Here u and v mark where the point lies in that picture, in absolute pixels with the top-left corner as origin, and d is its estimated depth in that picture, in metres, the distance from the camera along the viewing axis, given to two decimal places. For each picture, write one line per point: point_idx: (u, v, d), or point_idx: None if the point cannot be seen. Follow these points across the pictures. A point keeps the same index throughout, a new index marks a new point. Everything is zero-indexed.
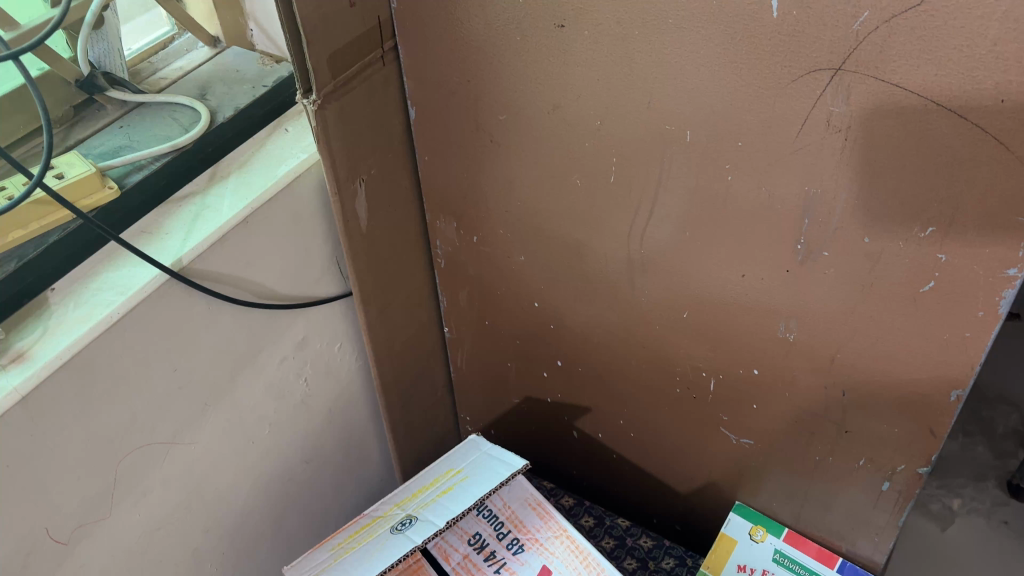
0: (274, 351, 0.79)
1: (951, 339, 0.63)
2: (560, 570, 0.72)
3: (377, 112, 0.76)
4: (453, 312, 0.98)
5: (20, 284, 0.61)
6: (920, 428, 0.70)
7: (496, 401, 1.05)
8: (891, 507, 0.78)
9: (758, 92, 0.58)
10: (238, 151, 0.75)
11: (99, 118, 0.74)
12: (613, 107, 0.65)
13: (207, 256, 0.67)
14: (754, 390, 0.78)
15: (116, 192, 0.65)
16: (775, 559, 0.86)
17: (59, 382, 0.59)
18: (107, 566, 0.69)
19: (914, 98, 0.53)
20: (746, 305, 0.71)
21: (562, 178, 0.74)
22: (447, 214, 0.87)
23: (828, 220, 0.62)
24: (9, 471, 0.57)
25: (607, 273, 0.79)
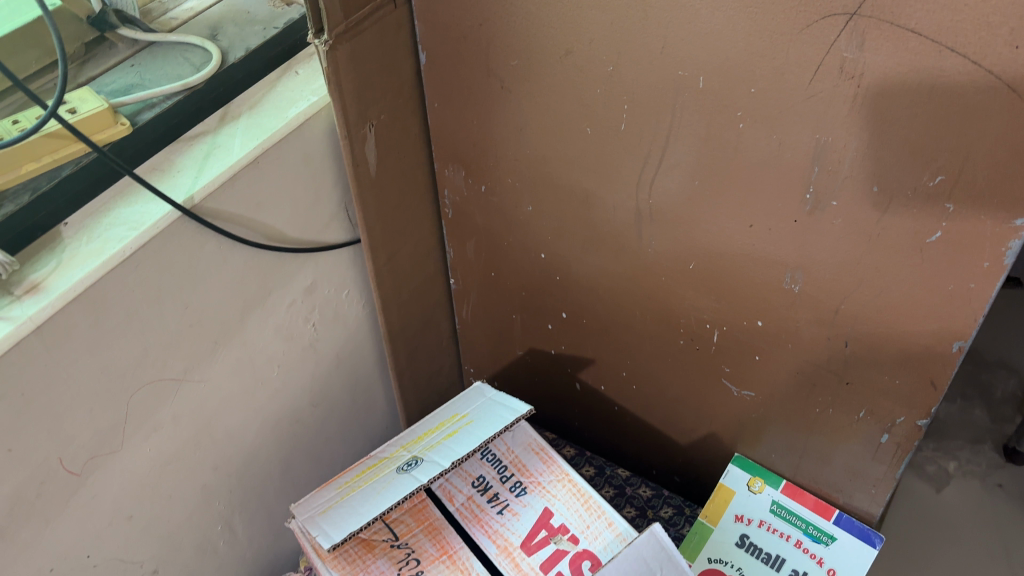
0: (283, 294, 0.80)
1: (956, 290, 0.63)
2: (562, 512, 0.74)
3: (388, 56, 0.75)
4: (460, 263, 0.99)
5: (34, 218, 0.61)
6: (920, 379, 0.71)
7: (500, 353, 1.06)
8: (889, 460, 0.80)
9: (772, 36, 0.57)
10: (249, 92, 0.75)
11: (110, 56, 0.74)
12: (626, 52, 0.65)
13: (218, 194, 0.67)
14: (757, 342, 0.79)
15: (127, 128, 0.65)
16: (772, 510, 0.88)
17: (73, 313, 0.60)
18: (118, 498, 0.70)
19: (929, 44, 0.53)
20: (753, 256, 0.72)
21: (573, 126, 0.74)
22: (455, 163, 0.87)
23: (838, 168, 0.62)
24: (24, 399, 0.59)
25: (615, 224, 0.79)
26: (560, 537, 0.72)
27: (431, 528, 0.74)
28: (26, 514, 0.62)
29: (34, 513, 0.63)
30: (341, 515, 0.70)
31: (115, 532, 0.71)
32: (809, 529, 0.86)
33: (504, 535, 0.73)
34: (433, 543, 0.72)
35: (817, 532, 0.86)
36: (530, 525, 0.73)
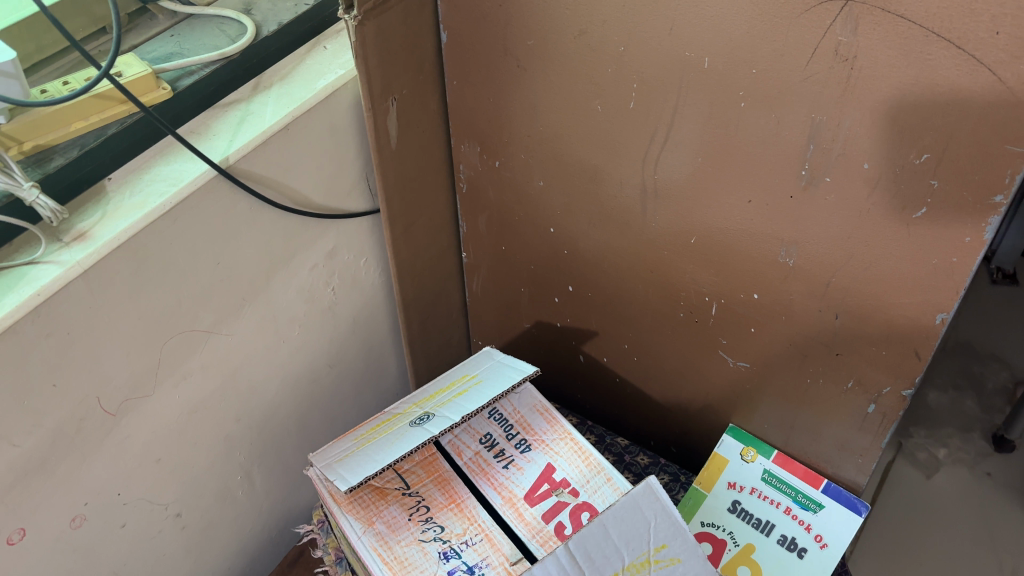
0: (304, 257, 0.85)
1: (940, 264, 0.67)
2: (563, 468, 0.78)
3: (412, 34, 0.80)
4: (472, 237, 1.03)
5: (82, 171, 0.66)
6: (906, 350, 0.75)
7: (508, 325, 1.11)
8: (875, 429, 0.84)
9: (773, 20, 0.62)
10: (280, 65, 0.80)
11: (151, 27, 0.80)
12: (637, 34, 0.70)
13: (251, 157, 0.72)
14: (753, 314, 0.83)
15: (168, 93, 0.70)
16: (763, 478, 0.92)
17: (117, 260, 0.64)
18: (149, 439, 0.75)
19: (917, 29, 0.57)
20: (750, 231, 0.76)
21: (584, 104, 0.78)
22: (471, 139, 0.91)
23: (831, 146, 0.66)
24: (70, 338, 0.63)
25: (621, 199, 0.84)
26: (562, 490, 0.77)
27: (441, 479, 0.78)
28: (67, 448, 0.67)
29: (74, 448, 0.68)
30: (357, 462, 0.74)
31: (145, 473, 0.76)
32: (798, 497, 0.90)
33: (509, 487, 0.77)
34: (442, 492, 0.77)
35: (806, 500, 0.90)
36: (534, 478, 0.78)
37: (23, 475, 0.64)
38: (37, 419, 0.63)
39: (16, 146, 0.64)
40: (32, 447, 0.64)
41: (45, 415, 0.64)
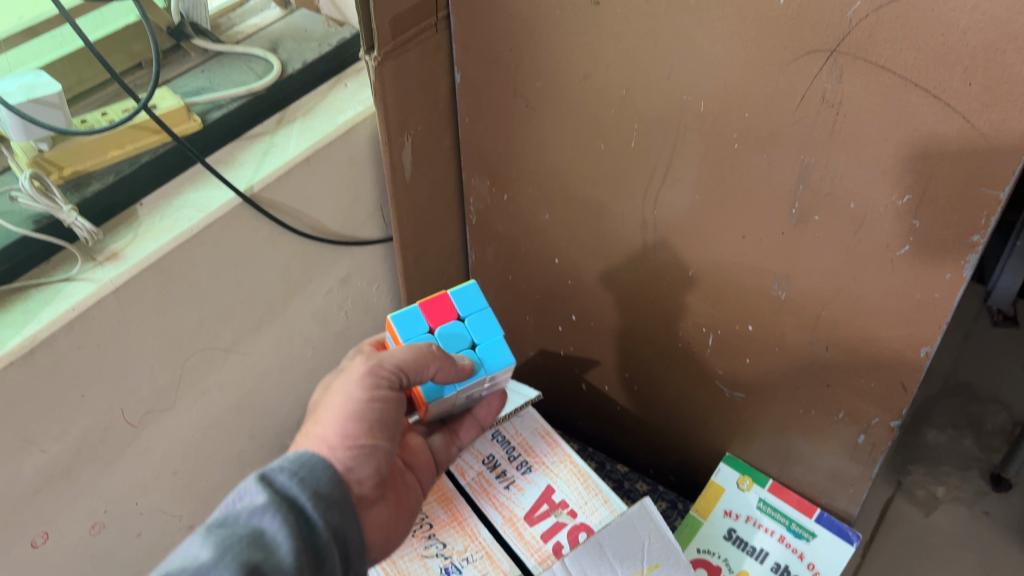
0: (320, 282, 0.90)
1: (923, 299, 0.71)
2: (563, 490, 0.81)
3: (427, 74, 0.85)
4: (480, 266, 1.08)
5: (116, 196, 0.71)
6: (893, 382, 0.78)
7: (513, 353, 1.15)
8: (865, 459, 0.87)
9: (764, 68, 0.66)
10: (303, 101, 0.85)
11: (183, 62, 0.86)
12: (638, 78, 0.74)
13: (274, 187, 0.77)
14: (748, 345, 0.87)
15: (199, 124, 0.76)
16: (758, 507, 0.94)
17: (146, 280, 0.69)
18: (167, 451, 0.79)
19: (897, 79, 0.61)
20: (744, 265, 0.80)
21: (588, 142, 0.83)
22: (481, 173, 0.96)
23: (820, 185, 0.70)
24: (100, 350, 0.67)
25: (623, 233, 0.88)
26: (561, 511, 0.80)
27: (444, 497, 0.81)
28: (90, 456, 0.71)
29: (97, 456, 0.71)
30: None
31: (162, 483, 0.80)
32: (791, 525, 0.92)
33: (509, 507, 0.80)
34: (445, 510, 0.80)
35: (799, 529, 0.92)
36: (534, 499, 0.81)
37: (48, 480, 0.67)
38: (64, 426, 0.67)
39: (56, 171, 0.69)
40: (59, 453, 0.67)
41: (72, 423, 0.67)
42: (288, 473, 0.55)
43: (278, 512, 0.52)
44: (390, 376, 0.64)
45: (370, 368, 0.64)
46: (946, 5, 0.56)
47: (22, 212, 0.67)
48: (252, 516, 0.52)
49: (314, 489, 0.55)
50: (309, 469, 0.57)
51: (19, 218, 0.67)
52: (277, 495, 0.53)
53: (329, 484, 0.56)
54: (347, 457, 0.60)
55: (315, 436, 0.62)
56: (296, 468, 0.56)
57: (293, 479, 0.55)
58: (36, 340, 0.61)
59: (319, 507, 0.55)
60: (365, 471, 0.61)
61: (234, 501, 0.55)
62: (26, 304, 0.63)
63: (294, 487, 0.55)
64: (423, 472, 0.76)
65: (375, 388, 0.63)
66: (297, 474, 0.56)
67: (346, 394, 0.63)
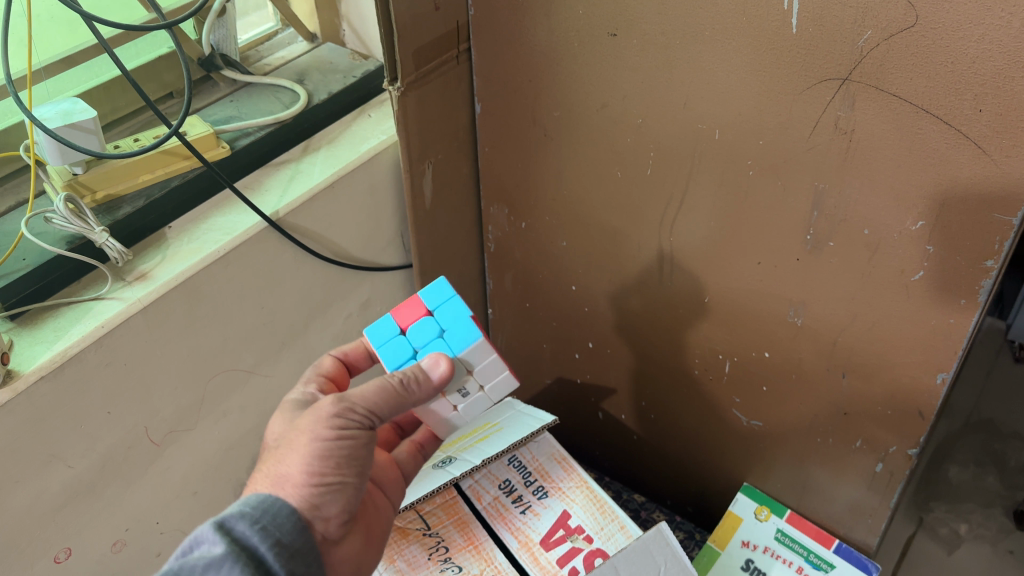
0: (340, 307, 0.91)
1: (938, 324, 0.71)
2: (579, 515, 0.81)
3: (449, 105, 0.87)
4: (499, 294, 1.09)
5: (146, 219, 0.73)
6: (910, 409, 0.78)
7: (531, 381, 1.15)
8: (884, 488, 0.86)
9: (779, 96, 0.68)
10: (328, 129, 0.88)
11: (213, 93, 0.89)
12: (654, 107, 0.76)
13: (300, 211, 0.79)
14: (764, 372, 0.87)
15: (227, 151, 0.78)
16: (776, 537, 0.93)
17: (172, 300, 0.70)
18: (187, 471, 0.80)
19: (908, 106, 0.62)
20: (760, 291, 0.81)
21: (606, 170, 0.84)
22: (500, 201, 0.98)
23: (834, 212, 0.71)
24: (126, 368, 0.69)
25: (639, 260, 0.89)
26: (577, 536, 0.79)
27: (460, 522, 0.81)
28: (114, 473, 0.72)
29: (120, 473, 0.72)
30: None
31: (181, 503, 0.81)
32: (810, 556, 0.91)
33: (525, 532, 0.80)
34: (461, 534, 0.80)
35: (818, 560, 0.90)
36: (550, 524, 0.81)
37: (73, 496, 0.69)
38: (90, 442, 0.68)
39: (90, 195, 0.72)
40: (83, 469, 0.69)
41: (96, 440, 0.69)
42: (249, 520, 0.52)
43: (235, 566, 0.49)
44: (362, 417, 0.59)
45: (332, 400, 0.59)
46: (955, 34, 0.57)
47: (56, 233, 0.70)
48: (206, 571, 0.49)
49: (276, 539, 0.52)
50: (272, 516, 0.54)
51: (52, 239, 0.69)
52: (235, 547, 0.51)
53: (292, 533, 0.54)
54: (312, 497, 0.56)
55: (272, 476, 0.57)
56: (259, 516, 0.53)
57: (255, 527, 0.52)
58: (66, 356, 0.63)
59: (280, 557, 0.52)
60: (332, 510, 0.58)
61: (188, 549, 0.52)
62: (57, 322, 0.66)
63: (255, 538, 0.52)
64: (392, 487, 0.71)
65: (344, 426, 0.58)
66: (258, 522, 0.53)
67: (310, 426, 0.58)
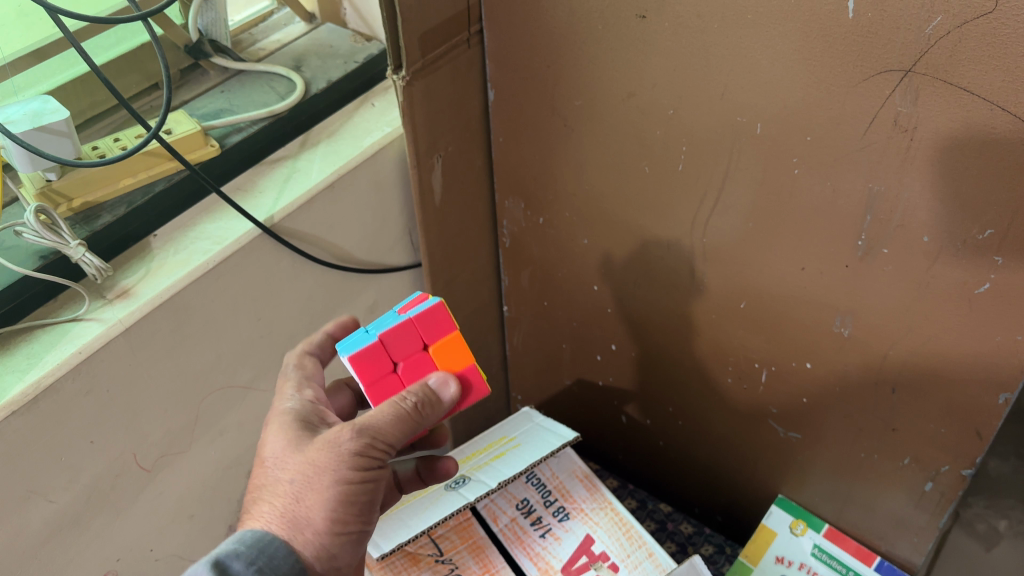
0: (346, 312, 0.87)
1: (1004, 341, 0.64)
2: (603, 540, 0.75)
3: (459, 93, 0.80)
4: (514, 291, 1.03)
5: (128, 228, 0.69)
6: (966, 429, 0.71)
7: (549, 380, 1.10)
8: (932, 508, 0.80)
9: (830, 88, 0.60)
10: (328, 121, 0.83)
11: (203, 82, 0.85)
12: (687, 97, 0.68)
13: (296, 216, 0.74)
14: (802, 382, 0.80)
15: (216, 150, 0.74)
16: (814, 553, 0.88)
17: (158, 318, 0.65)
18: (182, 494, 0.75)
19: (981, 103, 0.54)
20: (801, 298, 0.74)
21: (631, 165, 0.77)
22: (516, 195, 0.91)
23: (890, 216, 0.63)
24: (110, 395, 0.64)
25: (668, 261, 0.82)
26: (600, 564, 0.74)
27: (475, 546, 0.76)
28: (101, 503, 0.66)
29: (108, 504, 0.67)
30: (390, 526, 0.73)
31: (178, 528, 0.76)
32: None
33: (545, 558, 0.75)
34: (476, 560, 0.75)
35: None
36: (571, 550, 0.75)
37: (56, 531, 0.63)
38: (72, 475, 0.63)
39: (66, 203, 0.67)
40: (67, 503, 0.63)
41: (80, 472, 0.63)
42: (246, 561, 0.51)
43: None
44: (381, 454, 0.57)
45: (354, 438, 0.56)
46: None
47: (28, 249, 0.65)
48: None
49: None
50: (269, 557, 0.53)
51: (24, 256, 0.64)
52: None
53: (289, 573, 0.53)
54: (333, 548, 0.56)
55: (287, 517, 0.55)
56: (254, 556, 0.52)
57: (252, 569, 0.51)
58: (40, 387, 0.57)
59: None
60: (346, 559, 0.57)
61: None
62: (31, 348, 0.60)
63: None
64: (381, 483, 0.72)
65: (368, 466, 0.56)
66: (254, 564, 0.52)
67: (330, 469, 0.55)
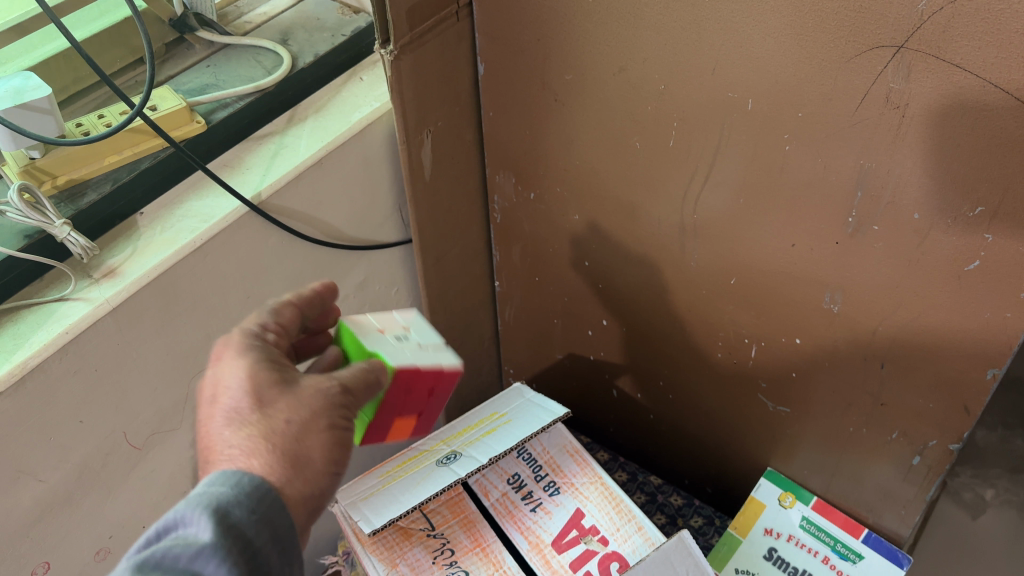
0: (336, 289, 0.87)
1: (992, 318, 0.64)
2: (593, 514, 0.76)
3: (448, 66, 0.79)
4: (506, 266, 1.02)
5: (114, 206, 0.68)
6: (955, 403, 0.72)
7: (541, 354, 1.10)
8: (920, 482, 0.80)
9: (822, 65, 0.59)
10: (315, 96, 0.83)
11: (188, 56, 0.84)
12: (678, 72, 0.67)
13: (283, 192, 0.73)
14: (792, 356, 0.81)
15: (202, 126, 0.73)
16: (802, 525, 0.89)
17: (144, 297, 0.64)
18: (174, 470, 0.75)
19: (974, 79, 0.54)
20: (791, 274, 0.74)
21: (623, 140, 0.76)
22: (507, 170, 0.90)
23: (880, 193, 0.63)
24: (98, 374, 0.63)
25: (659, 236, 0.81)
26: (591, 537, 0.74)
27: (466, 521, 0.76)
28: (92, 481, 0.67)
29: (100, 482, 0.68)
30: (381, 502, 0.73)
31: (169, 504, 0.77)
32: (836, 546, 0.86)
33: (536, 532, 0.75)
34: (467, 535, 0.75)
35: (845, 550, 0.86)
36: (562, 524, 0.76)
37: (48, 509, 0.64)
38: (62, 454, 0.63)
39: (50, 180, 0.67)
40: (57, 482, 0.63)
41: (70, 451, 0.63)
42: (247, 509, 0.47)
43: (222, 561, 0.44)
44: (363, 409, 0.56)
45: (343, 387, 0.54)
46: None
47: (13, 228, 0.64)
48: (191, 564, 0.44)
49: (271, 530, 0.48)
50: (268, 506, 0.48)
51: (8, 235, 0.63)
52: (230, 542, 0.45)
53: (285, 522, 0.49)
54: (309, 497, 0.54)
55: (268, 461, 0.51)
56: (253, 504, 0.47)
57: (252, 518, 0.47)
58: (27, 367, 0.57)
59: (272, 548, 0.48)
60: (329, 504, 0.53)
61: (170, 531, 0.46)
62: (18, 328, 0.60)
63: (250, 530, 0.47)
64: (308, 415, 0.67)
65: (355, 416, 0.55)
66: (254, 512, 0.47)
67: (329, 412, 0.53)
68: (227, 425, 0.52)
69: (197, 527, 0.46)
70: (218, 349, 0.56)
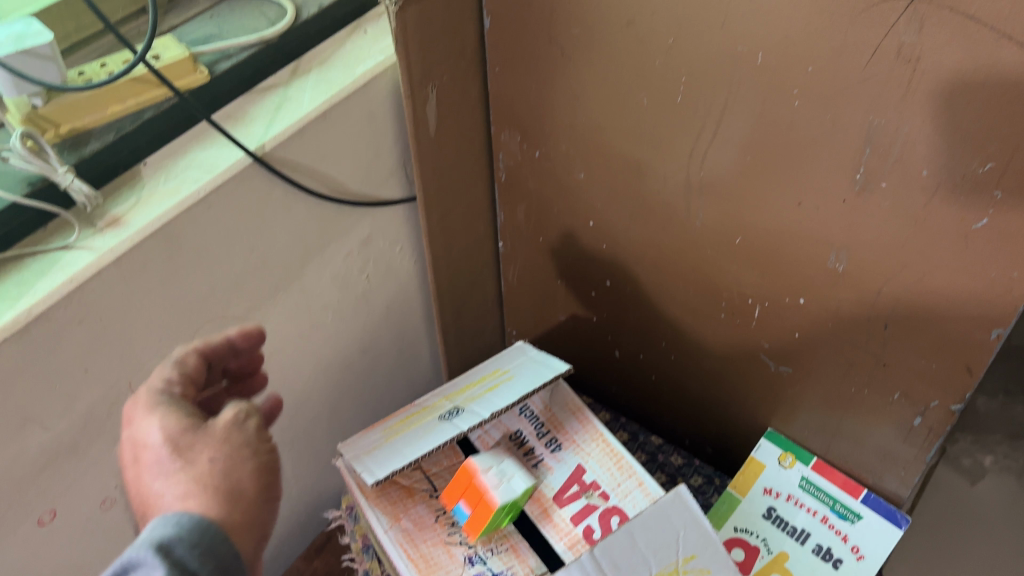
0: (340, 245, 0.87)
1: (998, 278, 0.64)
2: (594, 470, 0.77)
3: (454, 19, 0.78)
4: (510, 226, 1.02)
5: (117, 156, 0.68)
6: (957, 364, 0.72)
7: (544, 315, 1.10)
8: (920, 443, 0.81)
9: (833, 17, 0.58)
10: (319, 49, 0.82)
11: (192, 7, 0.83)
12: (687, 25, 0.66)
13: (287, 144, 0.73)
14: (795, 317, 0.80)
15: (206, 77, 0.72)
16: (801, 485, 0.89)
17: (148, 247, 0.64)
18: None
19: (988, 32, 0.53)
20: (796, 234, 0.73)
21: (629, 96, 0.76)
22: (512, 128, 0.90)
23: (889, 150, 0.62)
24: (103, 324, 0.64)
25: (664, 195, 0.81)
26: (591, 493, 0.75)
27: None
28: (98, 430, 0.67)
29: (105, 431, 0.68)
30: (385, 455, 0.74)
31: None
32: (835, 506, 0.87)
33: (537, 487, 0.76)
34: None
35: (844, 510, 0.86)
36: (564, 479, 0.77)
37: (54, 457, 0.64)
38: (68, 402, 0.63)
39: (53, 129, 0.66)
40: (63, 430, 0.64)
41: (75, 400, 0.64)
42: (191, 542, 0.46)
43: None
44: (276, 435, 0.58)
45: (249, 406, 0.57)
46: None
47: (16, 175, 0.64)
48: None
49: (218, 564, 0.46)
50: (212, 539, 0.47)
51: (12, 183, 0.63)
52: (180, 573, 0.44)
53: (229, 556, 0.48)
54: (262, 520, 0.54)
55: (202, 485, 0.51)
56: (194, 540, 0.47)
57: (195, 551, 0.46)
58: (32, 315, 0.57)
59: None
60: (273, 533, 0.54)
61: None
62: (22, 276, 0.60)
63: (195, 562, 0.45)
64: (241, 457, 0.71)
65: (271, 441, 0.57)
66: (198, 545, 0.46)
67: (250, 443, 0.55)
68: (156, 477, 0.52)
69: (146, 566, 0.44)
70: (129, 412, 0.56)
